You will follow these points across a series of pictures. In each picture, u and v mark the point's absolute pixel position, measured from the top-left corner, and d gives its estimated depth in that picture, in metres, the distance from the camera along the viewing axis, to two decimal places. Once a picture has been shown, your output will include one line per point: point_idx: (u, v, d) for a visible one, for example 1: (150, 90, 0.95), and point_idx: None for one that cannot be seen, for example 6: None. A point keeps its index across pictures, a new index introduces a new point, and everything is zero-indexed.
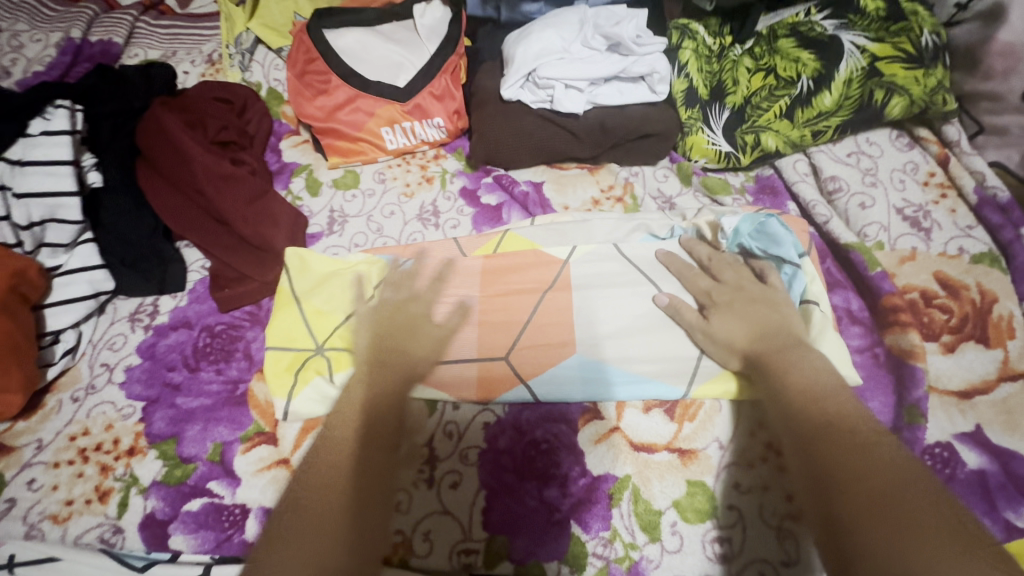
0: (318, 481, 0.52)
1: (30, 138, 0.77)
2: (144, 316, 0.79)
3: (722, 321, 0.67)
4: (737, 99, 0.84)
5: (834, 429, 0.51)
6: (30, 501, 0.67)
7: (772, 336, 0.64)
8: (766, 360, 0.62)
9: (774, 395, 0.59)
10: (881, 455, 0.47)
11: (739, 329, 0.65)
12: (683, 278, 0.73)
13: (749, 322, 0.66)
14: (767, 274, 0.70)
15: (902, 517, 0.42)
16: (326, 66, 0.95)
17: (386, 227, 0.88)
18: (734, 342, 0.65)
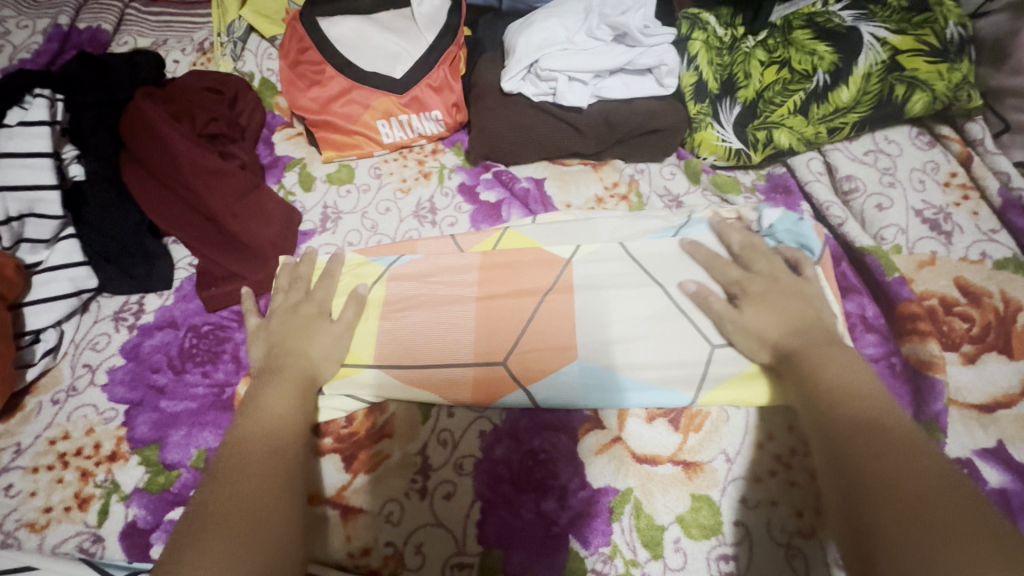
0: (220, 499, 0.49)
1: (6, 129, 0.74)
2: (129, 316, 0.76)
3: (754, 313, 0.63)
4: (749, 94, 0.79)
5: (864, 432, 0.48)
6: (7, 508, 0.64)
7: (804, 331, 0.60)
8: (798, 354, 0.58)
9: (803, 388, 0.56)
10: (915, 460, 0.44)
11: (772, 321, 0.62)
12: (712, 267, 0.69)
13: (782, 314, 0.62)
14: (803, 264, 0.67)
15: (938, 526, 0.39)
16: (320, 56, 0.92)
17: (381, 225, 0.85)
18: (766, 336, 0.61)
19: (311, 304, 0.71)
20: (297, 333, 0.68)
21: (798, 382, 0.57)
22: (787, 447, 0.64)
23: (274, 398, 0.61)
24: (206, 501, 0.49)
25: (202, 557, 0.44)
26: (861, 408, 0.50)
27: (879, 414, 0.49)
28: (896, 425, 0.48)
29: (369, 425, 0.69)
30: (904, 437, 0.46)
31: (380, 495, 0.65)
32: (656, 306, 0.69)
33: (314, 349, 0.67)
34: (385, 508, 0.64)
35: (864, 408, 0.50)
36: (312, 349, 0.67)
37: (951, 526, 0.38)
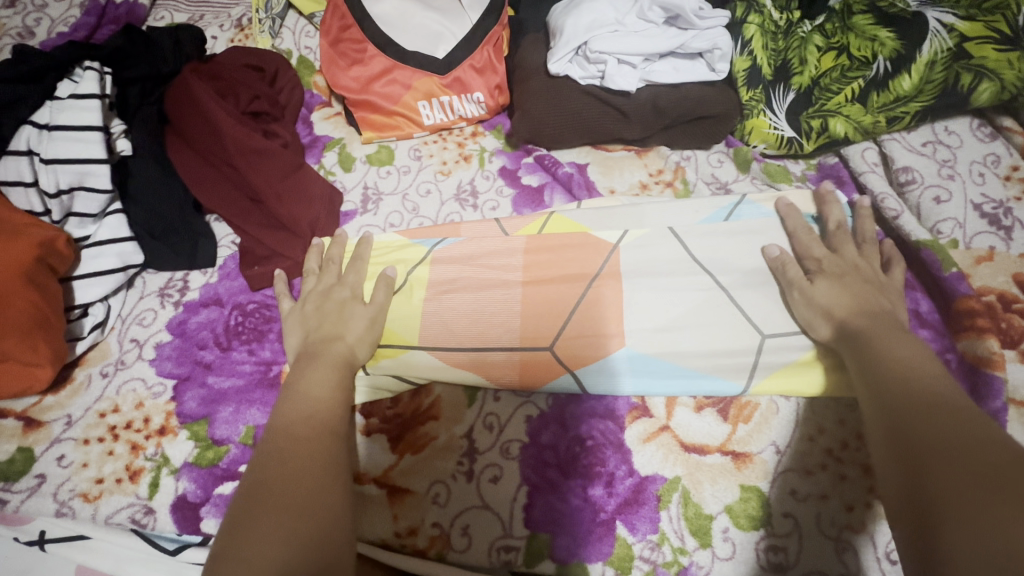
0: (268, 477, 0.50)
1: (58, 101, 0.74)
2: (174, 292, 0.76)
3: (826, 287, 0.64)
4: (803, 80, 0.78)
5: (925, 410, 0.48)
6: (60, 478, 0.65)
7: (870, 313, 0.60)
8: (861, 334, 0.59)
9: (867, 370, 0.56)
10: (981, 434, 0.44)
11: (841, 298, 0.62)
12: (797, 238, 0.70)
13: (846, 294, 0.62)
14: (893, 265, 0.68)
15: (1003, 493, 0.39)
16: (362, 35, 0.91)
17: (422, 207, 0.84)
18: (832, 314, 0.62)
19: (344, 288, 0.70)
20: (333, 315, 0.68)
21: (859, 362, 0.57)
22: (838, 441, 0.63)
23: (315, 378, 0.60)
24: (257, 475, 0.50)
25: (255, 536, 0.45)
26: (923, 387, 0.51)
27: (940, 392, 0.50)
28: (959, 402, 0.48)
29: (415, 407, 0.69)
30: (970, 414, 0.46)
31: (426, 476, 0.65)
32: (705, 293, 0.70)
33: (349, 332, 0.66)
34: (431, 489, 0.64)
35: (926, 387, 0.50)
36: (346, 332, 0.66)
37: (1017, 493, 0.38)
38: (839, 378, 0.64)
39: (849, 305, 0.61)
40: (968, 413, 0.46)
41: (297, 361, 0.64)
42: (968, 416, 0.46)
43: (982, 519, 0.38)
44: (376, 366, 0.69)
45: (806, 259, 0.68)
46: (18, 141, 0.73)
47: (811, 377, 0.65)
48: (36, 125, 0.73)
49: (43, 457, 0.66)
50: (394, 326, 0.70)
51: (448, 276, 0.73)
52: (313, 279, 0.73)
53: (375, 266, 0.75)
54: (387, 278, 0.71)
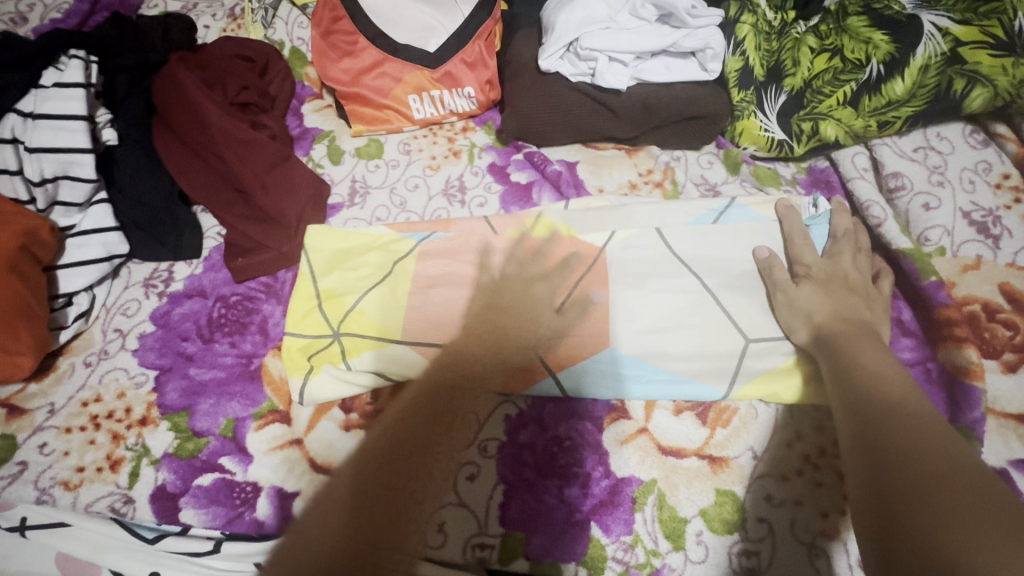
0: None
1: (43, 90, 0.74)
2: (159, 283, 0.76)
3: (810, 291, 0.65)
4: (796, 82, 0.77)
5: (890, 422, 0.49)
6: (42, 466, 0.66)
7: (851, 323, 0.61)
8: (838, 344, 0.59)
9: (843, 377, 0.56)
10: (940, 448, 0.44)
11: (824, 305, 0.63)
12: (791, 243, 0.70)
13: (827, 302, 0.63)
14: (881, 277, 0.67)
15: (946, 503, 0.39)
16: (353, 26, 0.90)
17: (409, 202, 0.84)
18: (812, 319, 0.63)
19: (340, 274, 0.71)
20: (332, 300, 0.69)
21: (834, 371, 0.58)
22: (816, 447, 0.63)
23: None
24: None
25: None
26: (889, 399, 0.51)
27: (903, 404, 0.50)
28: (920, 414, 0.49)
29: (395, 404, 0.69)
30: (932, 425, 0.47)
31: None
32: (689, 294, 0.70)
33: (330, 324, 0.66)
34: None
35: (892, 399, 0.51)
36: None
37: (966, 505, 0.39)
38: (817, 384, 0.64)
39: (830, 314, 0.62)
40: (930, 424, 0.47)
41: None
42: (931, 428, 0.47)
43: (932, 529, 0.38)
44: (358, 360, 0.68)
45: (796, 264, 0.68)
46: (3, 129, 0.73)
47: (789, 382, 0.65)
48: (21, 113, 0.73)
49: (24, 445, 0.67)
50: (380, 321, 0.70)
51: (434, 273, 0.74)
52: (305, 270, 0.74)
53: (360, 260, 0.75)
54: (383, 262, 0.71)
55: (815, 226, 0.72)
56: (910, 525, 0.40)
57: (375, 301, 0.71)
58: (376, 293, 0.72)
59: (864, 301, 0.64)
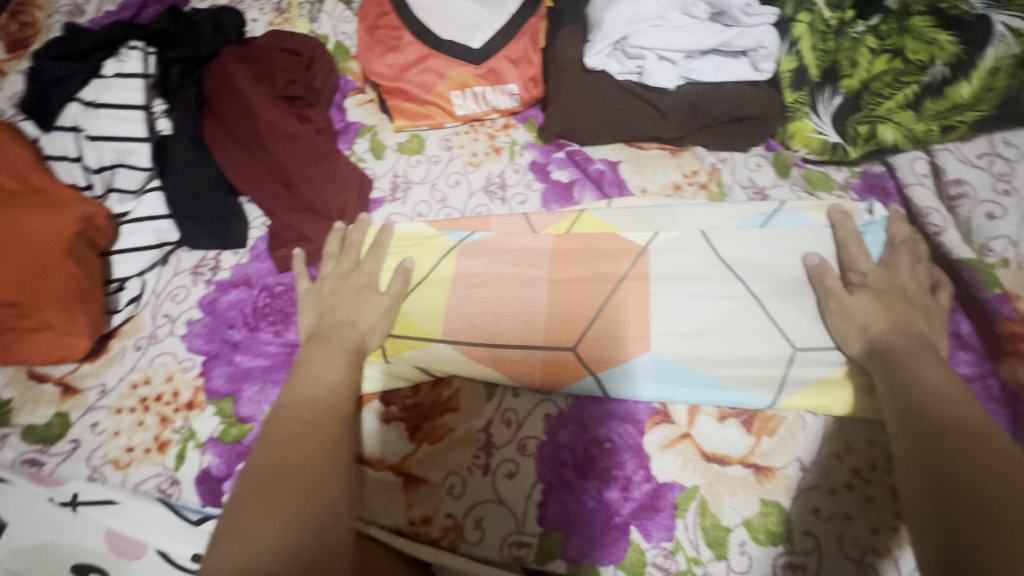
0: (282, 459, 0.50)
1: (104, 80, 0.76)
2: (206, 271, 0.78)
3: (867, 301, 0.63)
4: (853, 83, 0.74)
5: (953, 434, 0.48)
6: (94, 444, 0.68)
7: (908, 336, 0.59)
8: (892, 357, 0.58)
9: (898, 390, 0.55)
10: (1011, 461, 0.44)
11: (882, 315, 0.61)
12: (845, 250, 0.68)
13: (885, 313, 0.61)
14: (939, 289, 0.66)
15: None
16: (399, 22, 0.90)
17: (450, 198, 0.84)
18: (869, 330, 0.61)
19: (360, 275, 0.71)
20: (329, 303, 0.69)
21: (889, 383, 0.56)
22: (867, 461, 0.61)
23: (333, 363, 0.61)
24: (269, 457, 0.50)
25: (268, 513, 0.46)
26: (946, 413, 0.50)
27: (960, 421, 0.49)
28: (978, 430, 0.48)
29: (434, 398, 0.69)
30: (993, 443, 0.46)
31: (442, 467, 0.65)
32: (735, 300, 0.69)
33: (362, 320, 0.67)
34: (447, 481, 0.65)
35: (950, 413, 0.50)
36: (359, 320, 0.67)
37: None
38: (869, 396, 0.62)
39: (888, 326, 0.60)
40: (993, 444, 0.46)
41: (315, 342, 0.64)
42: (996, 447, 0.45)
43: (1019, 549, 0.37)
44: (397, 361, 0.69)
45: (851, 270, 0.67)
46: (64, 117, 0.76)
47: (839, 393, 0.63)
48: (82, 101, 0.76)
49: (77, 423, 0.69)
50: (417, 318, 0.71)
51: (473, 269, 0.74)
52: (331, 263, 0.73)
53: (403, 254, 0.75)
54: (404, 270, 0.71)
55: (872, 233, 0.70)
56: (980, 547, 0.39)
57: (419, 295, 0.72)
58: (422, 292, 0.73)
59: (920, 313, 0.62)
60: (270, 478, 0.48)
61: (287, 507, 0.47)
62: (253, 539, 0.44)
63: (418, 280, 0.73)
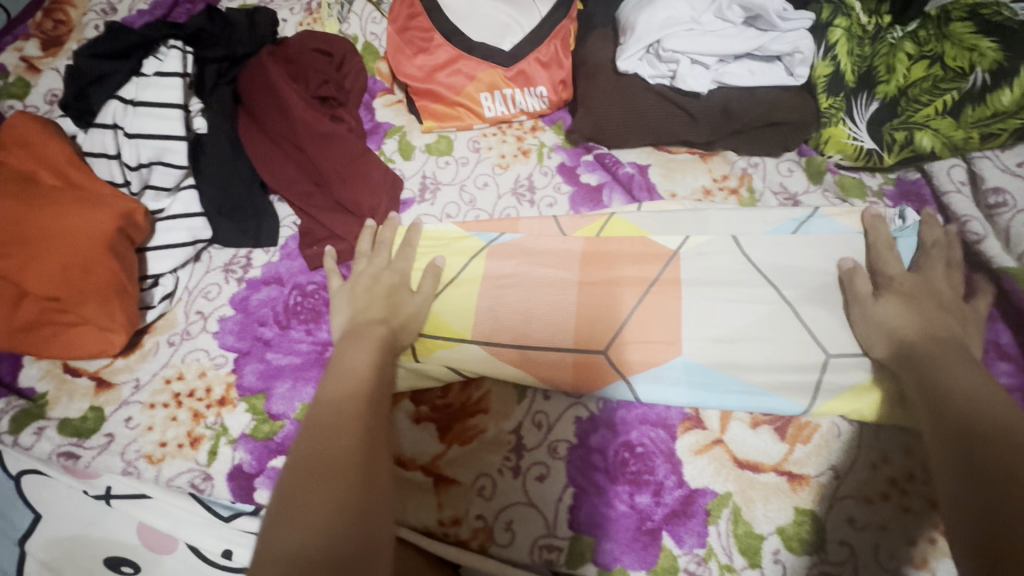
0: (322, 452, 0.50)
1: (144, 79, 0.78)
2: (238, 269, 0.78)
3: (896, 306, 0.61)
4: (889, 89, 0.74)
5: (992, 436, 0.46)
6: (128, 439, 0.68)
7: (942, 341, 0.57)
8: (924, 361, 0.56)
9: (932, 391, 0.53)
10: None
11: (912, 319, 0.60)
12: (874, 249, 0.68)
13: (917, 317, 0.59)
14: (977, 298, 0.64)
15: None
16: (430, 23, 0.90)
17: (479, 200, 0.84)
18: (898, 336, 0.59)
19: (394, 273, 0.71)
20: (362, 302, 0.69)
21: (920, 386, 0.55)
22: (903, 471, 0.60)
23: (365, 357, 0.61)
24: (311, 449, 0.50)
25: (317, 501, 0.46)
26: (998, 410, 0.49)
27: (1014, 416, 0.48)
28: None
29: (465, 398, 0.69)
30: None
31: (472, 468, 0.65)
32: (768, 306, 0.68)
33: (396, 317, 0.67)
34: (477, 482, 0.65)
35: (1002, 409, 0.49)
36: (394, 316, 0.67)
37: None
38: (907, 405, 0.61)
39: (919, 330, 0.59)
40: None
41: (348, 335, 0.65)
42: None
43: None
44: (428, 360, 0.70)
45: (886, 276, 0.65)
46: (105, 115, 0.77)
47: (875, 401, 0.62)
48: (122, 100, 0.77)
49: (112, 417, 0.70)
50: (451, 319, 0.71)
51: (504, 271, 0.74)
52: (363, 261, 0.74)
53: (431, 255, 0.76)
54: (434, 269, 0.72)
55: (905, 237, 0.69)
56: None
57: (451, 295, 0.72)
58: (451, 292, 0.73)
59: (957, 321, 0.60)
60: (315, 467, 0.48)
61: (334, 496, 0.46)
62: (300, 534, 0.44)
63: (448, 281, 0.74)
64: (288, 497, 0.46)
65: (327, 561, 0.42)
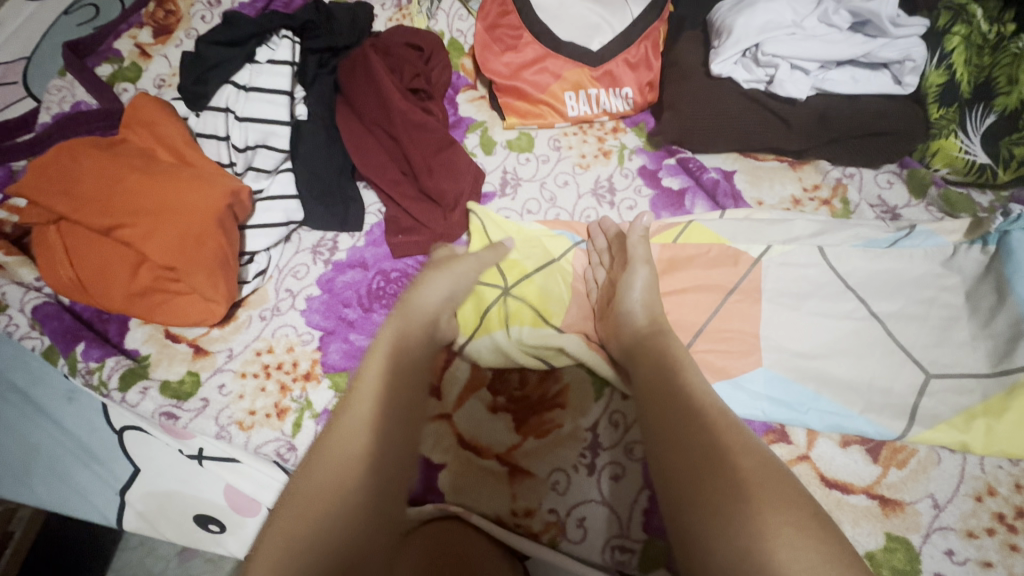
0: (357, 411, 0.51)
1: (257, 66, 0.84)
2: (325, 251, 0.81)
3: (636, 289, 0.67)
4: (1010, 101, 0.71)
5: (683, 427, 0.51)
6: (221, 404, 0.71)
7: (660, 338, 0.63)
8: (650, 349, 0.61)
9: (659, 370, 0.58)
10: (710, 445, 0.48)
11: (653, 311, 0.66)
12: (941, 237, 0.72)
13: (654, 305, 0.67)
14: None
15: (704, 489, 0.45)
16: (521, 21, 0.90)
17: (559, 198, 0.85)
18: (634, 322, 0.65)
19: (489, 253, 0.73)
20: (462, 275, 0.70)
21: (631, 352, 0.63)
22: (1011, 507, 0.58)
23: (403, 342, 0.59)
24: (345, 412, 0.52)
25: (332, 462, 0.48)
26: (717, 440, 0.48)
27: (765, 463, 0.47)
28: (751, 471, 0.46)
29: (542, 392, 0.70)
30: (753, 492, 0.44)
31: (548, 462, 0.66)
32: (857, 322, 0.67)
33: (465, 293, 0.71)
34: (551, 476, 0.65)
35: (668, 419, 0.52)
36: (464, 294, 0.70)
37: (757, 498, 0.43)
38: (1010, 437, 0.60)
39: (999, 351, 0.62)
40: (740, 490, 0.44)
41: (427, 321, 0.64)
42: (733, 492, 0.44)
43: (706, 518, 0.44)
44: (519, 331, 0.71)
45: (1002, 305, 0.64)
46: (219, 99, 0.84)
47: (977, 429, 0.61)
48: (237, 85, 0.84)
49: (206, 383, 0.73)
50: (549, 302, 0.74)
51: (612, 271, 0.73)
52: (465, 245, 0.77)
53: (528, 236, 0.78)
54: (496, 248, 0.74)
55: (1020, 229, 0.66)
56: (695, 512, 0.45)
57: (543, 281, 0.75)
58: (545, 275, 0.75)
59: None
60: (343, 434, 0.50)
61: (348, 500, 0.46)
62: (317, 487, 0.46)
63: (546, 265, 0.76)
64: (301, 486, 0.47)
65: (335, 520, 0.45)
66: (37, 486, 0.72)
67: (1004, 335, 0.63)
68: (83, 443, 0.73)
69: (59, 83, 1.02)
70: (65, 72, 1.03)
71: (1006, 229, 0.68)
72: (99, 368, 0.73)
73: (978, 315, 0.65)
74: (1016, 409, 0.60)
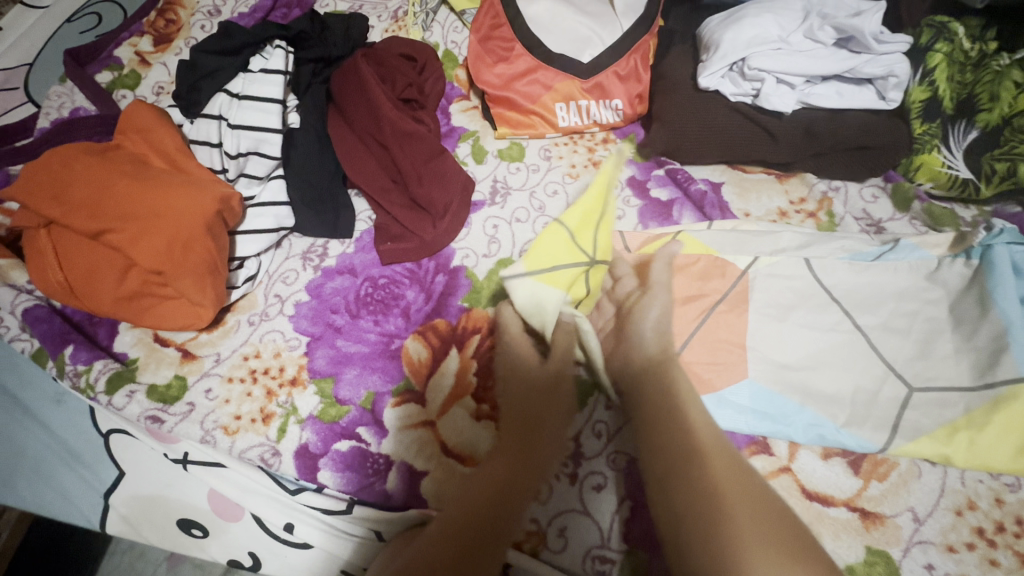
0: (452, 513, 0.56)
1: (250, 74, 0.85)
2: (315, 257, 0.82)
3: (650, 315, 0.66)
4: (991, 118, 0.73)
5: (685, 470, 0.53)
6: (206, 409, 0.71)
7: (674, 370, 0.63)
8: (662, 381, 0.62)
9: (659, 410, 0.59)
10: (710, 494, 0.50)
11: (664, 339, 0.66)
12: (926, 249, 0.71)
13: (665, 333, 0.66)
14: None
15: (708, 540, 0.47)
16: (512, 33, 0.91)
17: (548, 207, 0.85)
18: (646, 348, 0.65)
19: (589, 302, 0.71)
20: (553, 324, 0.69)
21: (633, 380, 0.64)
22: (991, 521, 0.58)
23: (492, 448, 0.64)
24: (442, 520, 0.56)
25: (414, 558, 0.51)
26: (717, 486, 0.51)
27: (775, 513, 0.49)
28: (752, 521, 0.48)
29: None
30: (744, 552, 0.46)
31: None
32: (840, 334, 0.68)
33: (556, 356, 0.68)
34: None
35: (669, 459, 0.55)
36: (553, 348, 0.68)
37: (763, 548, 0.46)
38: (991, 451, 0.60)
39: (982, 364, 0.63)
40: (731, 550, 0.46)
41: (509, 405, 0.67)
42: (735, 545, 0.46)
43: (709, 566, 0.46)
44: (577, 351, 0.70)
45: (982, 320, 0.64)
46: (212, 106, 0.85)
47: (960, 442, 0.61)
48: (229, 93, 0.85)
49: (193, 387, 0.73)
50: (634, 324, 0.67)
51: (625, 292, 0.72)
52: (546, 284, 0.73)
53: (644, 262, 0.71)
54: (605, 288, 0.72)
55: (1003, 244, 0.67)
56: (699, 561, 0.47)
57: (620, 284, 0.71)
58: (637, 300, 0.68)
59: None
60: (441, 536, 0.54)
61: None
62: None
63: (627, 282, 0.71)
64: None
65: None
66: (21, 488, 0.72)
67: (986, 349, 0.63)
68: (69, 446, 0.73)
69: (60, 90, 1.04)
70: (65, 79, 1.05)
71: (988, 246, 0.68)
72: (87, 371, 0.74)
73: (963, 329, 0.65)
74: (998, 422, 0.60)
